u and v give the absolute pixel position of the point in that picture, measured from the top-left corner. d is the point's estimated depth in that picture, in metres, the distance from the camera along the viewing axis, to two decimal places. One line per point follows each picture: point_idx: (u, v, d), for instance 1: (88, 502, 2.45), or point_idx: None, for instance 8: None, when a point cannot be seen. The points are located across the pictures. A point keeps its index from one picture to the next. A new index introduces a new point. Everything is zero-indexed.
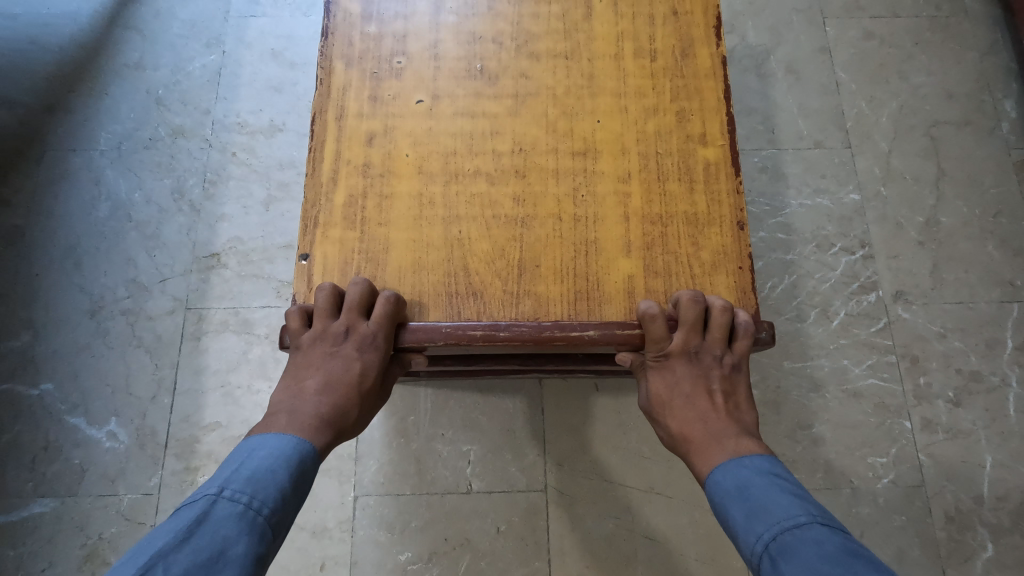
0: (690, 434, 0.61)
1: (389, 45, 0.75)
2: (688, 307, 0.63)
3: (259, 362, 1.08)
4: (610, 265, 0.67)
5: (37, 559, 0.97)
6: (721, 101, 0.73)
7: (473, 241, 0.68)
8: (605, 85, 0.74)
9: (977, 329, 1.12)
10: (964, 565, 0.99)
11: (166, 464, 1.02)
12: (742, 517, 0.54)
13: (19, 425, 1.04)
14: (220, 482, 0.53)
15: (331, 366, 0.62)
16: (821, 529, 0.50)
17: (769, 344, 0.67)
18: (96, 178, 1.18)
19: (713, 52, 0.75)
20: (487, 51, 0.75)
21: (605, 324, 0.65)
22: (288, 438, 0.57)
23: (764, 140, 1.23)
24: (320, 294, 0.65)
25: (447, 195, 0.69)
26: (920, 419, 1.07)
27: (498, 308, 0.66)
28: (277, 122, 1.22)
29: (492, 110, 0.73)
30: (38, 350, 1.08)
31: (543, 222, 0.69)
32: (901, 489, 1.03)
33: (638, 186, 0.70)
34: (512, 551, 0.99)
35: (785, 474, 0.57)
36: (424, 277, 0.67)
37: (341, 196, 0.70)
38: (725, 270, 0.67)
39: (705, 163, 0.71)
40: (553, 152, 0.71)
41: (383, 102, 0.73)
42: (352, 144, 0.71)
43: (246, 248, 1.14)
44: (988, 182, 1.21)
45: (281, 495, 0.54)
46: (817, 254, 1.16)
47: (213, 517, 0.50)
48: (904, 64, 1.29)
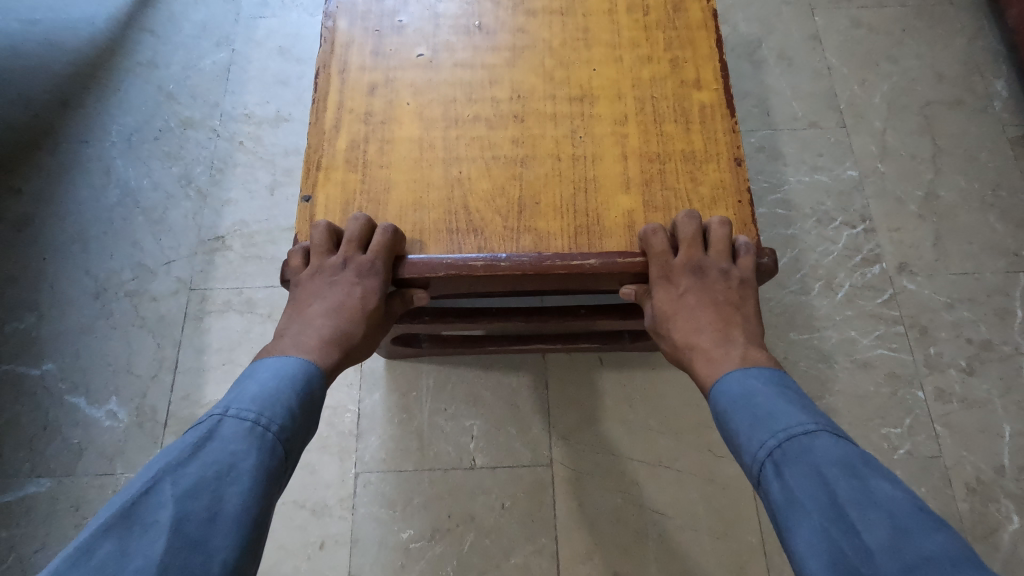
0: (695, 344, 0.61)
1: (391, 5, 0.79)
2: (686, 224, 0.65)
3: (261, 341, 1.07)
4: (610, 202, 0.68)
5: (29, 540, 0.94)
6: (714, 50, 0.75)
7: (474, 179, 0.69)
8: (599, 37, 0.76)
9: (985, 299, 1.10)
10: (990, 537, 0.95)
11: (165, 442, 1.00)
12: (746, 426, 0.54)
13: (19, 405, 1.03)
14: (225, 402, 0.53)
15: (332, 295, 0.63)
16: (830, 438, 0.50)
17: (772, 270, 0.67)
18: (106, 167, 1.21)
19: (704, 7, 0.78)
20: (485, 12, 0.79)
21: (604, 254, 0.65)
22: (291, 359, 0.58)
23: (759, 121, 1.25)
24: (316, 232, 0.66)
25: (448, 139, 0.71)
26: (933, 389, 1.04)
27: (499, 242, 0.67)
28: (283, 112, 1.26)
29: (491, 62, 0.75)
30: (41, 331, 1.08)
31: (542, 161, 0.70)
32: (917, 460, 1.00)
33: (635, 127, 0.72)
34: (518, 528, 0.95)
35: (792, 384, 0.57)
36: (425, 215, 0.68)
37: (344, 141, 0.72)
38: (724, 204, 0.68)
39: (701, 105, 0.72)
40: (551, 98, 0.73)
41: (385, 56, 0.76)
42: (355, 94, 0.74)
43: (251, 230, 1.15)
44: (986, 158, 1.22)
45: (289, 412, 0.54)
46: (818, 228, 1.16)
47: (221, 433, 0.50)
48: (893, 49, 1.32)
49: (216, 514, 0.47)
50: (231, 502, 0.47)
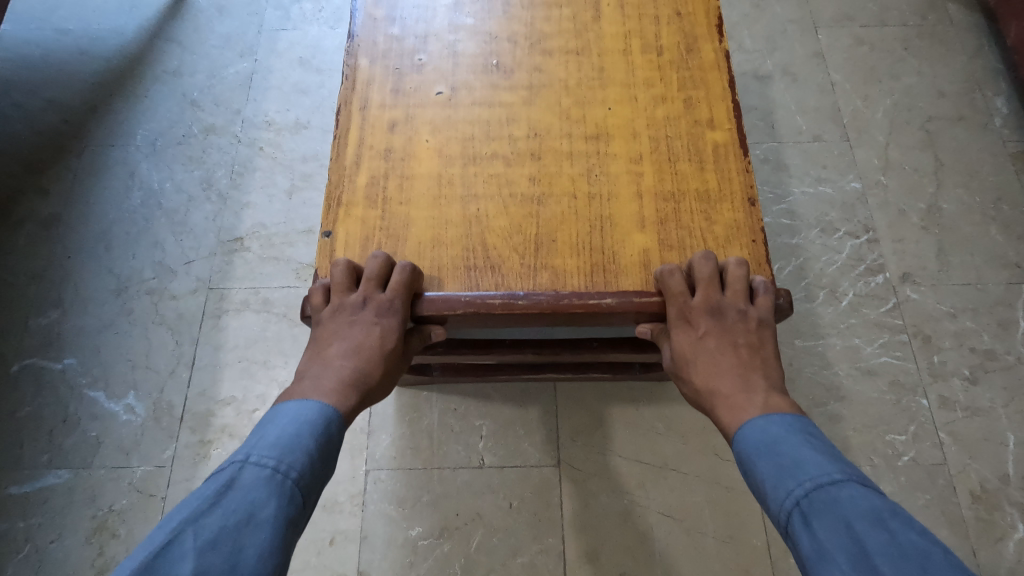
0: (716, 389, 0.64)
1: (412, 44, 0.85)
2: (702, 265, 0.69)
3: (276, 340, 1.10)
4: (626, 240, 0.73)
5: (46, 531, 0.96)
6: (726, 90, 0.82)
7: (491, 217, 0.74)
8: (614, 77, 0.83)
9: (988, 309, 1.12)
10: (995, 546, 0.95)
11: (180, 437, 1.03)
12: (771, 474, 0.55)
13: (40, 397, 1.06)
14: (245, 450, 0.55)
15: (352, 335, 0.66)
16: (857, 488, 0.51)
17: (788, 311, 0.71)
18: (131, 170, 1.25)
19: (716, 47, 0.85)
20: (503, 49, 0.85)
21: (621, 294, 0.70)
22: (311, 404, 0.61)
23: (764, 135, 1.29)
24: (337, 270, 0.70)
25: (466, 175, 0.77)
26: (937, 397, 1.05)
27: (516, 279, 0.71)
28: (302, 120, 1.30)
29: (508, 100, 0.81)
30: (64, 326, 1.11)
31: (558, 199, 0.75)
32: (922, 468, 1.00)
33: (649, 166, 0.77)
34: (525, 527, 0.97)
35: (815, 431, 0.59)
36: (443, 252, 0.73)
37: (364, 177, 0.77)
38: (739, 243, 0.73)
39: (714, 145, 0.78)
40: (567, 136, 0.79)
41: (405, 94, 0.82)
42: (375, 131, 0.80)
43: (269, 232, 1.19)
44: (987, 172, 1.24)
45: (307, 457, 0.56)
46: (822, 238, 1.19)
47: (242, 480, 0.52)
48: (895, 66, 1.36)
49: (235, 564, 0.47)
50: (251, 552, 0.48)
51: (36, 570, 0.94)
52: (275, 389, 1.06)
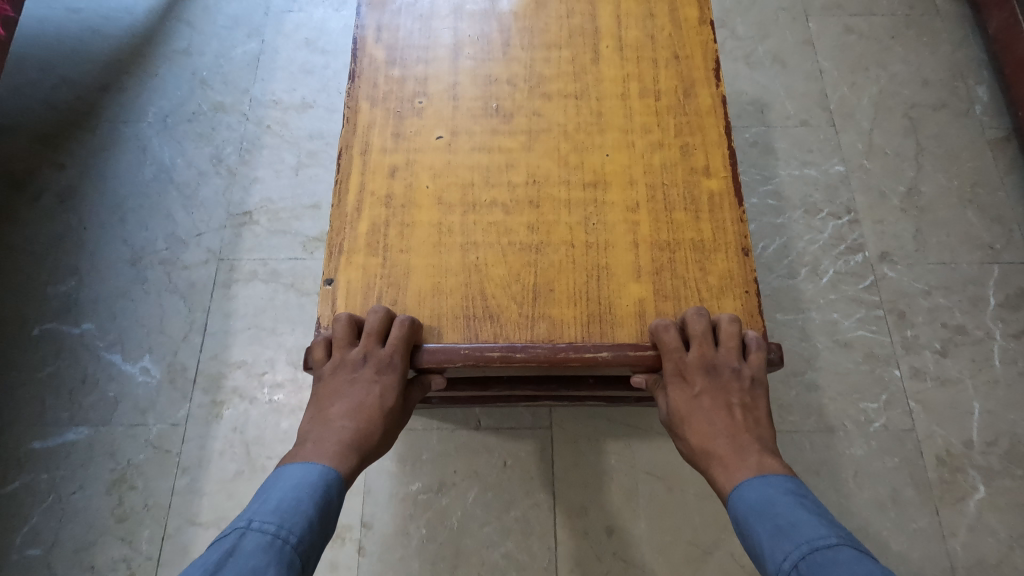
0: (711, 446, 0.70)
1: (412, 87, 0.93)
2: (694, 321, 0.77)
3: (284, 307, 1.16)
4: (622, 289, 0.81)
5: (68, 482, 1.03)
6: (722, 137, 0.89)
7: (490, 266, 0.82)
8: (613, 123, 0.90)
9: (960, 287, 1.18)
10: (957, 505, 1.02)
11: (193, 398, 1.08)
12: (769, 535, 0.61)
13: (60, 359, 1.11)
14: (247, 516, 0.61)
15: (354, 393, 0.73)
16: (851, 551, 0.57)
17: (778, 365, 0.78)
18: (143, 145, 1.30)
19: (713, 92, 0.92)
20: (502, 92, 0.93)
21: (616, 348, 0.78)
22: (314, 467, 0.67)
23: (753, 119, 1.34)
24: (338, 326, 0.77)
25: (465, 224, 0.85)
26: (909, 368, 1.12)
27: (515, 331, 0.79)
28: (308, 99, 1.34)
29: (508, 145, 0.89)
30: (82, 293, 1.17)
31: (556, 248, 0.83)
32: (892, 433, 1.07)
33: (645, 215, 0.85)
34: (518, 483, 1.03)
35: (812, 499, 0.65)
36: (443, 300, 0.81)
37: (365, 225, 0.85)
38: (733, 294, 0.81)
39: (710, 192, 0.86)
40: (565, 183, 0.87)
41: (406, 138, 0.90)
42: (376, 177, 0.87)
43: (277, 207, 1.24)
44: (966, 157, 1.30)
45: (306, 523, 0.62)
46: (806, 219, 1.24)
47: (244, 547, 0.58)
48: (881, 55, 1.41)
49: None
50: None
51: (59, 518, 1.00)
52: (283, 355, 1.12)
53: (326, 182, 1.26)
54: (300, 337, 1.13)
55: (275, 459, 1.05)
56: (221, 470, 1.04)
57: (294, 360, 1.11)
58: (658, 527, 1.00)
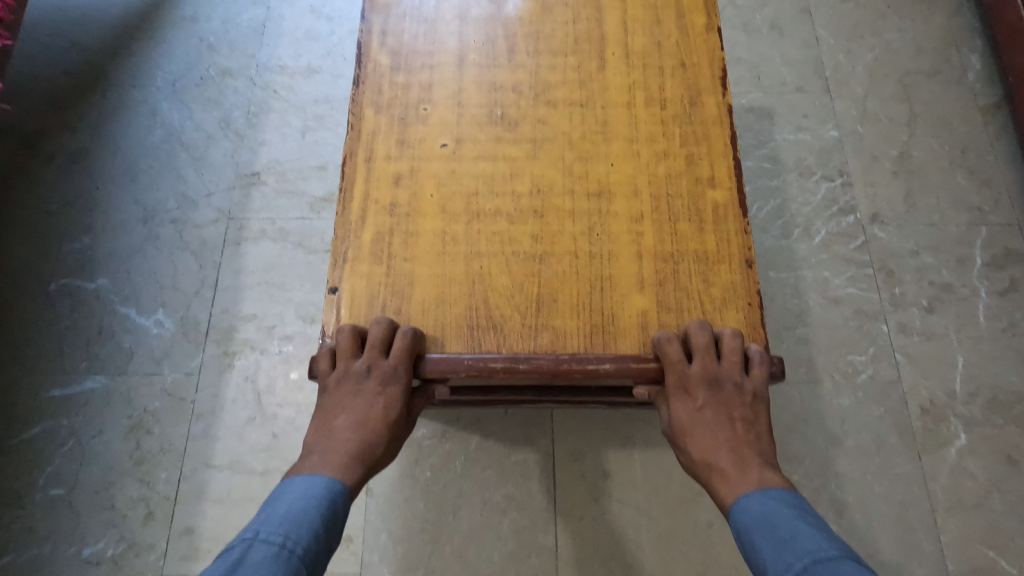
0: (712, 459, 0.72)
1: (416, 94, 0.93)
2: (698, 335, 0.78)
3: (293, 265, 1.19)
4: (625, 300, 0.82)
5: (87, 427, 1.07)
6: (728, 146, 0.90)
7: (493, 276, 0.83)
8: (618, 131, 0.91)
9: (948, 247, 1.21)
10: (938, 451, 1.07)
11: (206, 348, 1.13)
12: (771, 548, 0.63)
13: (77, 312, 1.15)
14: (254, 528, 0.64)
15: (359, 405, 0.75)
16: (852, 563, 0.59)
17: (780, 378, 0.80)
18: (152, 109, 1.33)
19: (719, 101, 0.93)
20: (508, 99, 0.93)
21: (618, 360, 0.79)
22: (320, 480, 0.69)
23: (750, 85, 1.37)
24: (342, 336, 0.79)
25: (469, 233, 0.85)
26: (896, 323, 1.16)
27: (518, 342, 0.81)
28: (314, 66, 1.37)
29: (512, 154, 0.90)
30: (96, 250, 1.20)
31: (560, 258, 0.84)
32: (878, 384, 1.11)
33: (650, 225, 0.86)
34: (518, 430, 1.07)
35: (810, 509, 0.67)
36: (446, 311, 0.82)
37: (370, 234, 0.86)
38: (736, 305, 0.83)
39: (714, 204, 0.87)
40: (570, 192, 0.88)
41: (410, 145, 0.90)
42: (380, 186, 0.88)
43: (284, 169, 1.27)
44: (957, 123, 1.32)
45: (311, 533, 0.64)
46: (799, 181, 1.27)
47: (251, 558, 0.60)
48: (877, 23, 1.43)
49: None
50: None
51: (79, 460, 1.05)
52: (292, 310, 1.16)
53: (332, 145, 1.29)
54: (309, 293, 1.17)
55: (286, 407, 1.09)
56: (234, 417, 1.08)
57: (303, 314, 1.16)
58: (653, 471, 1.05)
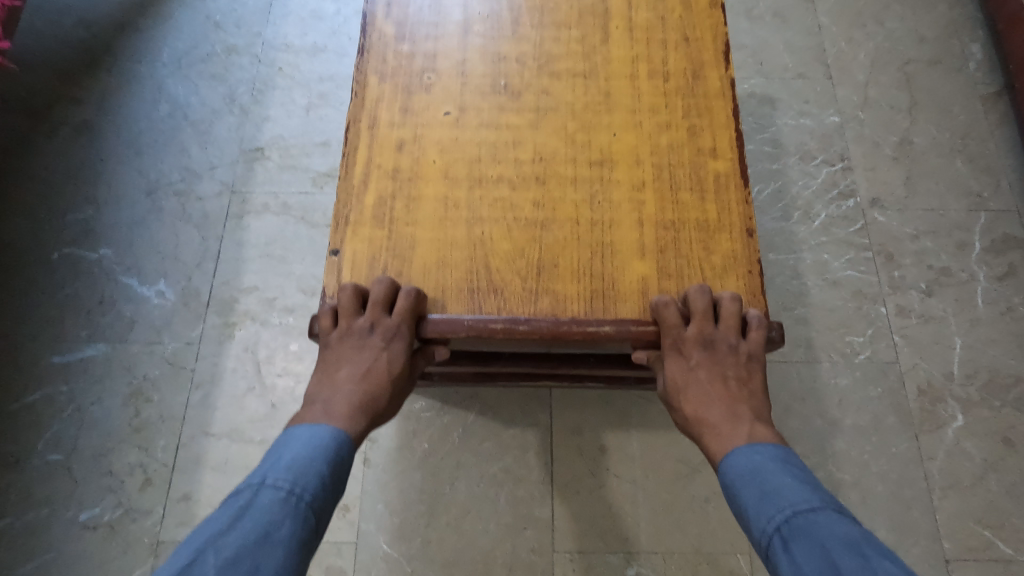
0: (705, 416, 0.73)
1: (420, 63, 0.94)
2: (696, 299, 0.78)
3: (294, 238, 1.20)
4: (625, 266, 0.83)
5: (86, 394, 1.07)
6: (730, 119, 0.91)
7: (495, 240, 0.84)
8: (621, 102, 0.92)
9: (947, 232, 1.22)
10: (935, 432, 1.07)
11: (207, 319, 1.13)
12: (756, 501, 0.64)
13: (78, 281, 1.16)
14: (261, 473, 0.63)
15: (362, 358, 0.76)
16: (831, 514, 0.60)
17: (779, 343, 0.80)
18: (158, 84, 1.33)
19: (722, 75, 0.93)
20: (512, 70, 0.94)
21: (618, 322, 0.79)
22: (323, 428, 0.69)
23: (752, 70, 1.37)
24: (344, 295, 0.78)
25: (471, 199, 0.86)
26: (895, 305, 1.16)
27: (519, 305, 0.81)
28: (319, 44, 1.38)
29: (515, 122, 0.90)
30: (98, 221, 1.21)
31: (561, 225, 0.85)
32: (876, 365, 1.12)
33: (651, 194, 0.86)
34: (517, 404, 1.08)
35: (795, 462, 0.68)
36: (447, 274, 0.82)
37: (372, 198, 0.86)
38: (736, 273, 0.83)
39: (716, 174, 0.88)
40: (572, 161, 0.88)
41: (414, 113, 0.91)
42: (383, 151, 0.89)
43: (288, 144, 1.28)
44: (957, 111, 1.33)
45: (318, 480, 0.64)
46: (800, 165, 1.28)
47: (259, 502, 0.60)
48: (880, 12, 1.44)
49: None
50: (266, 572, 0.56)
51: (78, 426, 1.05)
52: (293, 282, 1.16)
53: (336, 122, 1.30)
54: (310, 266, 1.17)
55: (285, 377, 1.09)
56: (233, 386, 1.08)
57: (304, 287, 1.16)
58: (651, 446, 1.05)
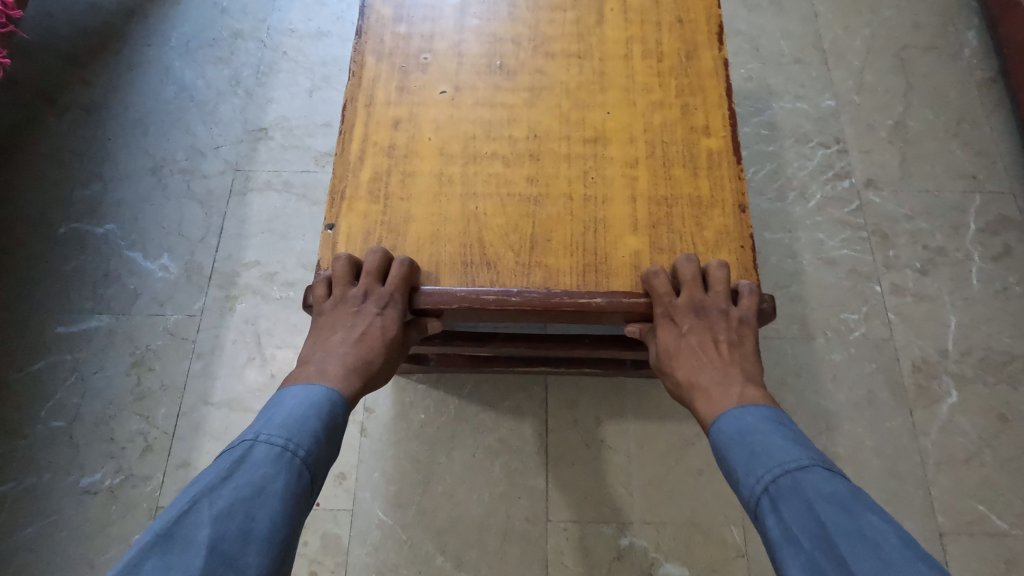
0: (696, 381, 0.74)
1: (417, 44, 0.96)
2: (686, 268, 0.79)
3: (296, 215, 1.22)
4: (618, 241, 0.84)
5: (90, 363, 1.09)
6: (723, 98, 0.92)
7: (489, 215, 0.85)
8: (615, 82, 0.94)
9: (943, 213, 1.23)
10: (930, 408, 1.07)
11: (209, 292, 1.15)
12: (744, 462, 0.65)
13: (84, 254, 1.18)
14: (255, 429, 0.63)
15: (356, 324, 0.77)
16: (820, 472, 0.60)
17: (770, 313, 0.81)
18: (165, 67, 1.37)
19: (715, 56, 0.95)
20: (507, 50, 0.96)
21: (610, 294, 0.80)
22: (316, 388, 0.70)
23: (749, 56, 1.39)
24: (338, 264, 0.80)
25: (466, 174, 0.88)
26: (889, 284, 1.17)
27: (511, 278, 0.82)
28: (323, 29, 1.41)
29: (510, 101, 0.92)
30: (105, 198, 1.23)
31: (555, 200, 0.86)
32: (871, 341, 1.12)
33: (644, 170, 0.88)
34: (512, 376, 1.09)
35: (787, 421, 0.68)
36: (441, 248, 0.84)
37: (367, 174, 0.88)
38: (728, 248, 0.84)
39: (709, 150, 0.89)
40: (566, 138, 0.90)
41: (410, 92, 0.93)
42: (379, 128, 0.90)
43: (291, 125, 1.30)
44: (953, 96, 1.34)
45: (313, 437, 0.65)
46: (796, 147, 1.29)
47: (254, 456, 0.61)
48: (876, 0, 1.45)
49: (248, 531, 0.56)
50: (262, 521, 0.57)
51: (81, 394, 1.07)
52: (294, 258, 1.18)
53: (338, 104, 1.32)
54: (310, 243, 1.19)
55: (285, 349, 1.11)
56: (234, 357, 1.10)
57: (305, 262, 1.18)
58: (645, 420, 1.06)
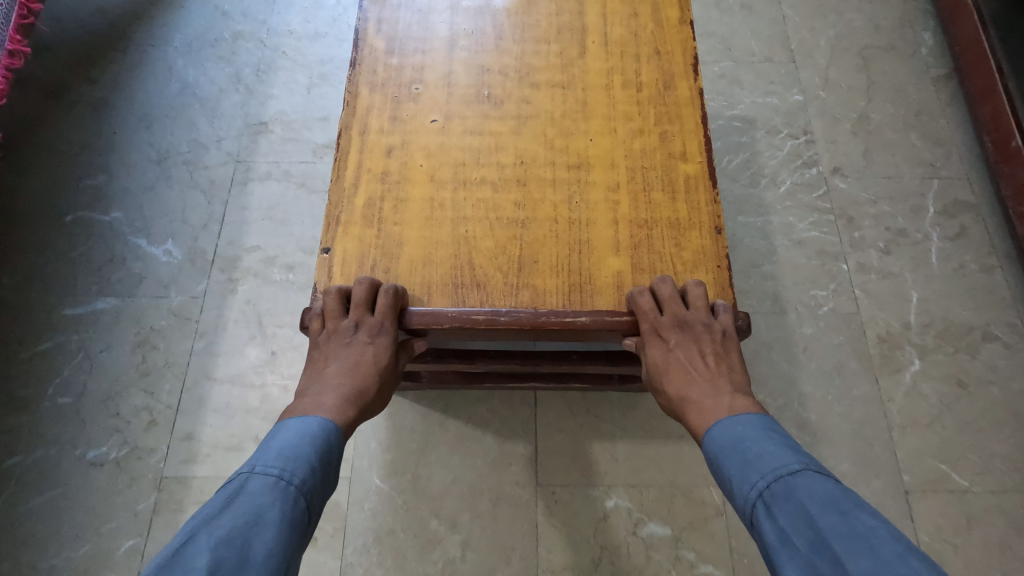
0: (687, 394, 0.78)
1: (409, 75, 1.02)
2: (666, 287, 0.84)
3: (295, 203, 1.28)
4: (601, 262, 0.89)
5: (96, 342, 1.14)
6: (699, 126, 0.98)
7: (479, 238, 0.90)
8: (597, 111, 1.00)
9: (904, 197, 1.31)
10: (894, 375, 1.14)
11: (211, 276, 1.20)
12: (739, 470, 0.68)
13: (90, 241, 1.23)
14: (251, 462, 0.65)
15: (348, 354, 0.80)
16: (812, 475, 0.64)
17: (746, 331, 0.86)
18: (169, 66, 1.43)
19: (691, 85, 1.02)
20: (494, 81, 1.02)
21: (594, 313, 0.85)
22: (312, 418, 0.73)
23: (721, 55, 1.49)
24: (330, 298, 0.84)
25: (457, 200, 0.93)
26: (856, 263, 1.25)
27: (501, 298, 0.87)
28: (320, 31, 1.48)
29: (498, 129, 0.98)
30: (110, 188, 1.28)
31: (541, 224, 0.92)
32: (839, 316, 1.20)
33: (625, 195, 0.93)
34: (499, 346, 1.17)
35: (779, 429, 0.71)
36: (433, 270, 0.89)
37: (362, 199, 0.93)
38: (705, 268, 0.89)
39: (686, 175, 0.95)
40: (552, 164, 0.96)
41: (402, 121, 0.99)
42: (373, 156, 0.96)
43: (289, 119, 1.37)
44: (911, 91, 1.44)
45: (307, 467, 0.67)
46: (767, 138, 1.38)
47: (250, 487, 0.62)
48: (839, 4, 1.56)
49: (245, 558, 0.57)
50: (259, 547, 0.58)
51: (87, 371, 1.11)
52: (293, 243, 1.24)
53: (335, 100, 1.39)
54: (309, 229, 1.25)
55: (285, 327, 1.16)
56: (236, 335, 1.15)
57: (304, 247, 1.23)
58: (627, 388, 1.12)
